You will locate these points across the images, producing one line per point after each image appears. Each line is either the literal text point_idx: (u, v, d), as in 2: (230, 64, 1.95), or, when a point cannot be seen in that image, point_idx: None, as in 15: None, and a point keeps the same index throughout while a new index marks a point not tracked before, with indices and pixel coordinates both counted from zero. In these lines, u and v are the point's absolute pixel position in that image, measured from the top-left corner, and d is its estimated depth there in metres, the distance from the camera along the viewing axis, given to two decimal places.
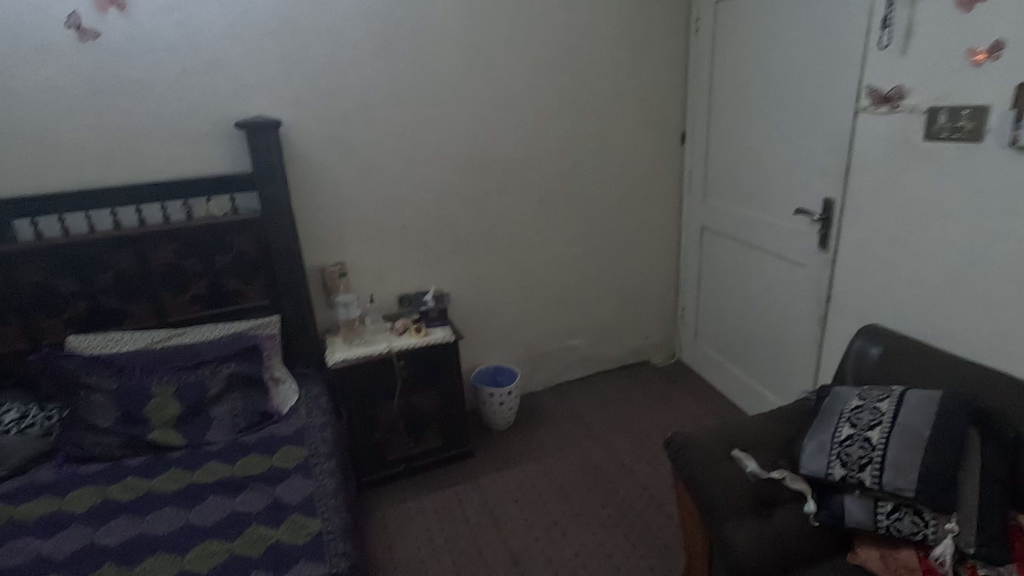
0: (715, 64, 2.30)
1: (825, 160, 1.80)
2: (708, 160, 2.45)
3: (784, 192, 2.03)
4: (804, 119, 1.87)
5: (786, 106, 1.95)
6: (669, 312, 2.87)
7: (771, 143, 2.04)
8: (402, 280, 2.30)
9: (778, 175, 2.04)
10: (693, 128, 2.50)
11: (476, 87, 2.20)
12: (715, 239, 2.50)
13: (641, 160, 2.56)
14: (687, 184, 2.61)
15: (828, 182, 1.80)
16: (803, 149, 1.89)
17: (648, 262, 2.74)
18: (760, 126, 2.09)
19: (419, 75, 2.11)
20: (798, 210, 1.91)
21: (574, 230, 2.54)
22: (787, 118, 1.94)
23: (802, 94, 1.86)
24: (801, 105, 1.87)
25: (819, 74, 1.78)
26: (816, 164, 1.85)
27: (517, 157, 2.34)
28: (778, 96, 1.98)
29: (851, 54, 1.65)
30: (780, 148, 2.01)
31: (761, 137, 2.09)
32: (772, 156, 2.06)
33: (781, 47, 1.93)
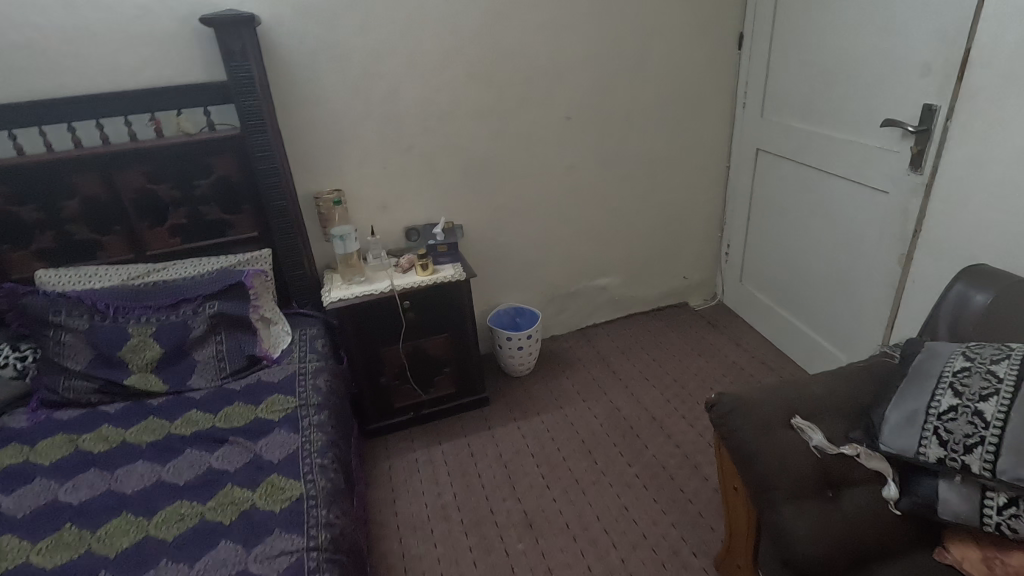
0: None
1: (939, 51, 1.41)
2: (772, 65, 2.04)
3: (869, 99, 1.65)
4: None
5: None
6: (712, 249, 2.55)
7: (862, 35, 1.64)
8: (409, 210, 2.04)
9: (867, 78, 1.64)
10: (755, 27, 2.08)
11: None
12: (774, 163, 2.13)
13: (689, 67, 2.16)
14: (742, 97, 2.22)
15: (941, 81, 1.41)
16: (907, 39, 1.49)
17: (690, 192, 2.40)
18: (849, 12, 1.67)
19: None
20: (887, 122, 1.54)
21: (607, 153, 2.21)
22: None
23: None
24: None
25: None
26: (923, 60, 1.46)
27: (542, 63, 1.98)
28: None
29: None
30: (872, 42, 1.61)
31: (848, 28, 1.68)
32: (859, 54, 1.66)
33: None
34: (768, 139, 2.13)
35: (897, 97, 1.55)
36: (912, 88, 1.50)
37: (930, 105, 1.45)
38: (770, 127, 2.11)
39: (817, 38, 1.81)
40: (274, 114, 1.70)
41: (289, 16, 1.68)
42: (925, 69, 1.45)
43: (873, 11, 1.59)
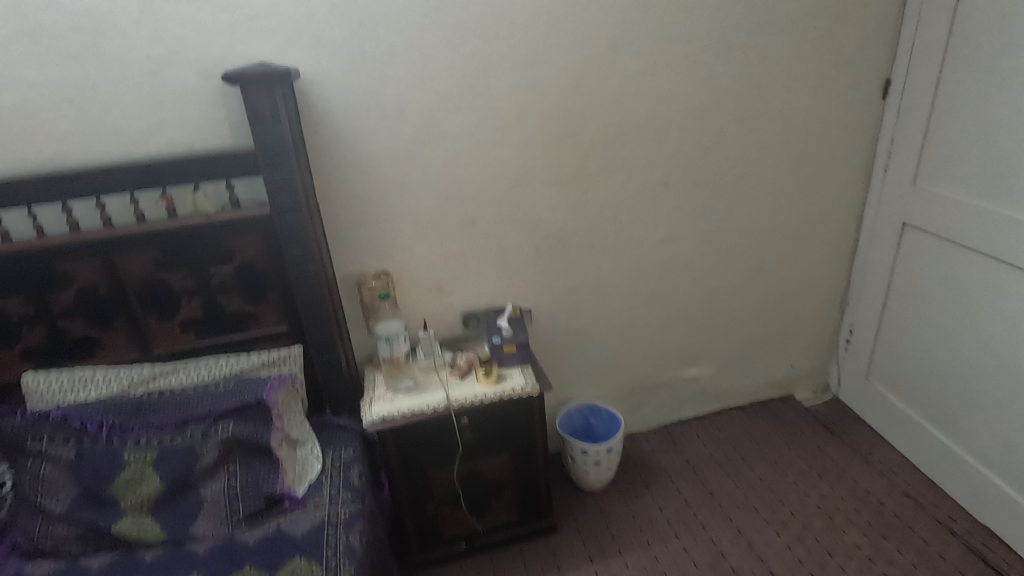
0: None
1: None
2: (940, 122, 1.60)
3: None
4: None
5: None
6: (827, 334, 2.09)
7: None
8: (468, 293, 1.69)
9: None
10: (913, 72, 1.64)
11: (585, 10, 1.46)
12: (936, 244, 1.68)
13: (818, 121, 1.74)
14: (885, 157, 1.78)
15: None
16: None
17: (807, 269, 1.96)
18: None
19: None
20: None
21: (712, 223, 1.80)
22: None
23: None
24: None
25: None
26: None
27: (640, 118, 1.60)
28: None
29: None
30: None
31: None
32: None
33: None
34: (926, 213, 1.69)
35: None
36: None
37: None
38: (931, 198, 1.67)
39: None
40: (313, 187, 1.38)
41: (334, 67, 1.36)
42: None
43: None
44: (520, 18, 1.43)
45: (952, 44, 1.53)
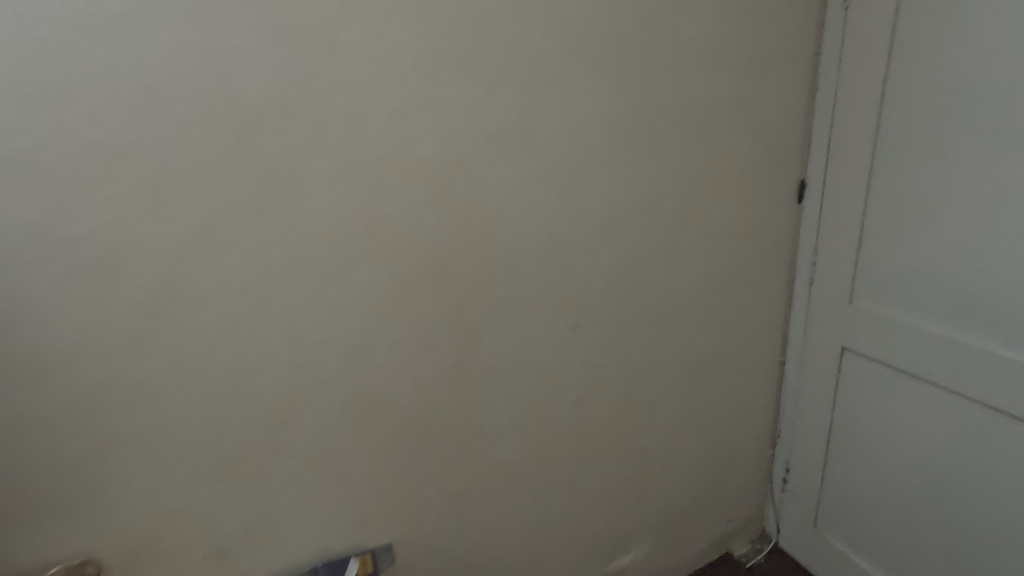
0: (912, 48, 1.20)
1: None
2: (876, 234, 1.34)
3: None
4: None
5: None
6: (761, 475, 1.72)
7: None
8: (277, 546, 0.99)
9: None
10: (836, 175, 1.39)
11: (448, 96, 0.94)
12: (886, 375, 1.38)
13: (739, 233, 1.40)
14: (810, 269, 1.50)
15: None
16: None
17: (738, 405, 1.58)
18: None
19: (310, 58, 0.82)
20: None
21: (634, 368, 1.33)
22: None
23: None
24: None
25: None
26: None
27: (537, 242, 1.10)
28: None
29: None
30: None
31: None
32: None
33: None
34: (869, 338, 1.39)
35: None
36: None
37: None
38: (874, 322, 1.38)
39: (994, 204, 1.13)
40: None
41: None
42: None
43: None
44: (343, 103, 0.86)
45: (881, 142, 1.29)
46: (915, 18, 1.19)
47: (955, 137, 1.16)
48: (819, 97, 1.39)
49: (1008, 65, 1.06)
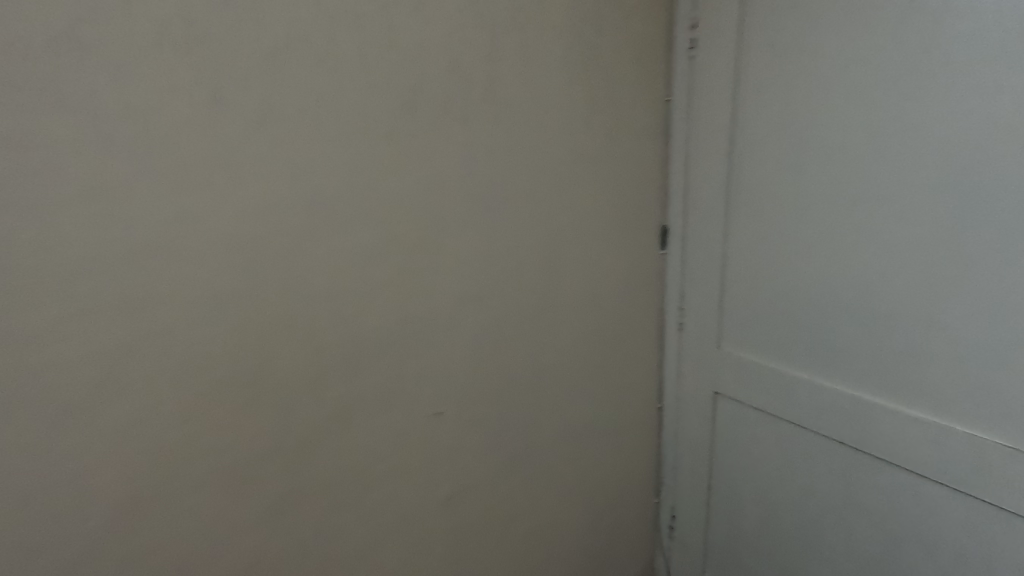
0: (752, 99, 1.23)
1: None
2: (735, 279, 1.35)
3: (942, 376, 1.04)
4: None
5: (1018, 187, 0.90)
6: (650, 525, 1.67)
7: (962, 259, 0.98)
8: None
9: (997, 329, 0.96)
10: (692, 223, 1.40)
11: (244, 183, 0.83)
12: (756, 419, 1.38)
13: (612, 284, 1.34)
14: (677, 314, 1.49)
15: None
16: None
17: (625, 459, 1.51)
18: (924, 215, 1.01)
19: (47, 134, 0.69)
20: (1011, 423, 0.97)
21: (510, 441, 1.20)
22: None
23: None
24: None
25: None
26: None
27: (376, 320, 0.98)
28: (987, 164, 0.93)
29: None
30: (994, 271, 0.95)
31: (922, 240, 1.02)
32: (963, 286, 0.99)
33: (999, 53, 0.89)
34: (737, 381, 1.39)
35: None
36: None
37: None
38: (738, 366, 1.38)
39: (836, 251, 1.15)
40: None
41: None
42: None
43: (985, 225, 0.95)
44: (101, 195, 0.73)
45: (730, 191, 1.31)
46: (752, 71, 1.22)
47: (792, 187, 1.19)
48: (673, 146, 1.40)
49: (837, 117, 1.10)
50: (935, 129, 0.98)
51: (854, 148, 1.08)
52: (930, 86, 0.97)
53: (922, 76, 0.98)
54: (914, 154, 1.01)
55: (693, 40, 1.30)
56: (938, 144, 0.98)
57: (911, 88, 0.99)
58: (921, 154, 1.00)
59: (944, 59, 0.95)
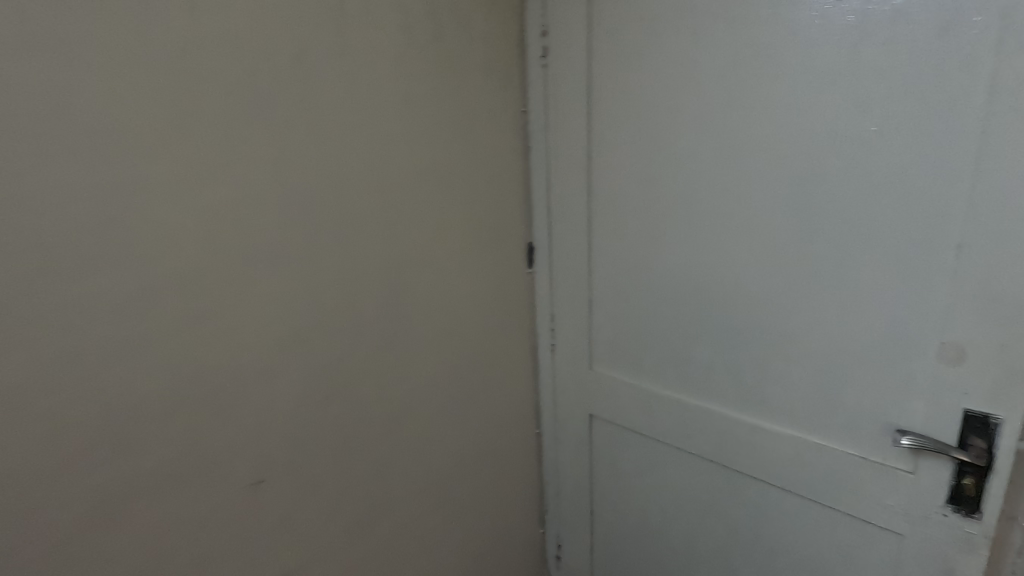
0: (605, 111, 1.18)
1: (1002, 327, 0.81)
2: (602, 297, 1.30)
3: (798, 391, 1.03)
4: (935, 224, 0.84)
5: (847, 202, 0.91)
6: (535, 553, 1.60)
7: (805, 273, 0.98)
8: None
9: (840, 342, 0.97)
10: (558, 240, 1.34)
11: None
12: (630, 440, 1.34)
13: (468, 309, 1.27)
14: (550, 335, 1.43)
15: (999, 367, 0.82)
16: (921, 292, 0.87)
17: (498, 490, 1.43)
18: (770, 230, 1.00)
19: None
20: (861, 434, 0.97)
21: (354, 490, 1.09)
22: (869, 222, 0.90)
23: (916, 177, 0.84)
24: (914, 202, 0.85)
25: (985, 131, 0.77)
26: (960, 338, 0.84)
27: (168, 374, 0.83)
28: (819, 179, 0.93)
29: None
30: (834, 285, 0.95)
31: (768, 255, 1.02)
32: (808, 300, 0.99)
33: (826, 69, 0.89)
34: (609, 403, 1.35)
35: (908, 383, 0.91)
36: (944, 376, 0.87)
37: (986, 416, 0.84)
38: (609, 387, 1.33)
39: (692, 268, 1.12)
40: None
41: None
42: (961, 353, 0.85)
43: (824, 239, 0.95)
44: None
45: (592, 207, 1.26)
46: (603, 82, 1.17)
47: (648, 203, 1.16)
48: (534, 159, 1.33)
49: (686, 131, 1.07)
50: (775, 143, 0.96)
51: (704, 162, 1.06)
52: (769, 99, 0.95)
53: (760, 90, 0.96)
54: (757, 169, 0.99)
55: (546, 48, 1.23)
56: (779, 158, 0.97)
57: (751, 102, 0.98)
58: (763, 168, 0.99)
59: (781, 72, 0.93)
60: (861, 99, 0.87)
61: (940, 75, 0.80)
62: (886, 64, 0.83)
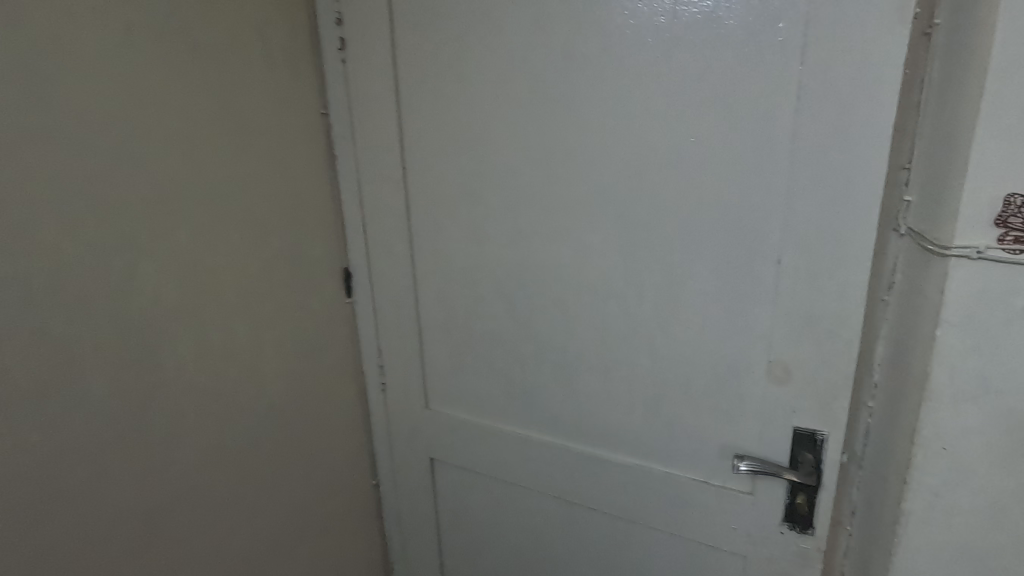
0: (416, 116, 1.02)
1: (816, 344, 0.79)
2: (430, 327, 1.15)
3: (634, 417, 0.97)
4: (754, 240, 0.80)
5: (668, 218, 0.85)
6: None
7: (637, 294, 0.91)
8: None
9: (674, 365, 0.91)
10: (377, 264, 1.16)
11: None
12: (473, 482, 1.21)
13: (264, 356, 1.05)
14: (378, 371, 1.24)
15: (820, 383, 0.80)
16: (745, 308, 0.83)
17: (325, 559, 1.23)
18: (600, 249, 0.92)
19: None
20: (695, 455, 0.94)
21: (135, 565, 0.87)
22: (695, 239, 0.84)
23: (733, 191, 0.80)
24: (733, 217, 0.81)
25: (795, 144, 0.74)
26: (784, 356, 0.82)
27: None
28: (642, 194, 0.86)
29: (945, 94, 0.67)
30: (666, 305, 0.89)
31: (600, 276, 0.93)
32: (643, 323, 0.92)
33: (642, 74, 0.81)
34: (447, 443, 1.20)
35: (741, 404, 0.87)
36: (772, 395, 0.84)
37: (812, 433, 0.83)
38: (446, 426, 1.19)
39: (522, 291, 1.01)
40: None
41: None
42: (785, 371, 0.82)
43: (653, 258, 0.88)
44: None
45: (412, 227, 1.10)
46: (410, 83, 1.01)
47: (470, 221, 1.03)
48: (342, 171, 1.13)
49: (505, 139, 0.94)
50: (598, 154, 0.88)
51: (526, 175, 0.94)
52: (589, 106, 0.86)
53: (578, 96, 0.86)
54: (582, 183, 0.90)
55: (343, 40, 1.04)
56: (603, 171, 0.88)
57: (570, 109, 0.88)
58: (588, 182, 0.89)
59: (598, 77, 0.84)
60: (678, 108, 0.80)
61: (750, 85, 0.75)
62: (699, 70, 0.78)
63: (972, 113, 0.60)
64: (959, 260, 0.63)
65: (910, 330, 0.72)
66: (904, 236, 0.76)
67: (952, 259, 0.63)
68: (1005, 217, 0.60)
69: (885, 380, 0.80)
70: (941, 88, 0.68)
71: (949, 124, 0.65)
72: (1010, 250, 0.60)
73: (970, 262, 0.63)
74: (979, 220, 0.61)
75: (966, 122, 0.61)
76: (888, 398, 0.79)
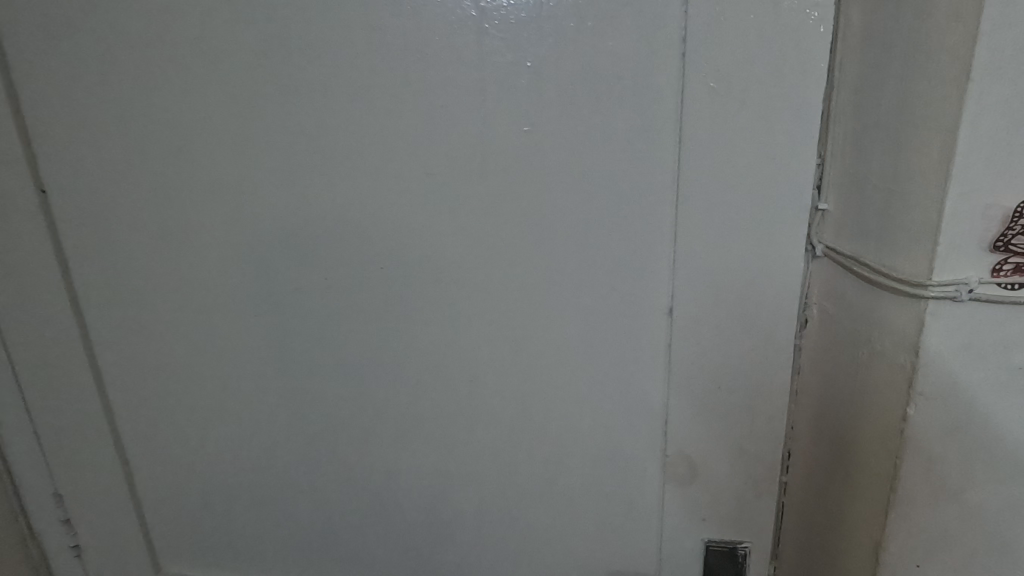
0: (50, 104, 0.57)
1: (726, 429, 0.55)
2: (143, 453, 0.70)
3: (480, 551, 0.65)
4: (634, 285, 0.53)
5: (499, 260, 0.54)
6: None
7: (468, 377, 0.59)
8: None
9: (533, 473, 0.61)
10: (27, 363, 0.68)
11: None
12: None
13: None
14: (64, 531, 0.75)
15: (735, 479, 0.56)
16: (622, 387, 0.56)
17: None
18: (411, 310, 0.59)
19: None
20: None
21: None
22: (546, 285, 0.55)
23: (593, 215, 0.51)
24: (596, 253, 0.52)
25: (681, 137, 0.48)
26: (684, 447, 0.56)
27: None
28: (454, 224, 0.54)
29: (878, 58, 0.44)
30: (512, 389, 0.58)
31: (408, 353, 0.59)
32: (483, 417, 0.60)
33: (430, 34, 0.49)
34: None
35: (631, 519, 0.60)
36: (674, 501, 0.58)
37: (732, 544, 0.59)
38: None
39: (286, 384, 0.63)
40: None
41: None
42: (690, 468, 0.56)
43: (488, 319, 0.57)
44: None
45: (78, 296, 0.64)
46: (24, 42, 0.55)
47: (178, 282, 0.61)
48: None
49: (222, 142, 0.55)
50: (385, 163, 0.53)
51: (270, 202, 0.56)
52: (358, 83, 0.51)
53: (336, 64, 0.51)
54: (367, 211, 0.55)
55: None
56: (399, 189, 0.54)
57: (324, 87, 0.52)
58: (373, 207, 0.55)
59: (363, 31, 0.49)
60: (503, 85, 0.49)
61: (601, 47, 0.47)
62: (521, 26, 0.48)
63: (943, 86, 0.39)
64: (938, 303, 0.41)
65: (851, 396, 0.50)
66: (820, 257, 0.53)
67: (930, 303, 0.42)
68: (1006, 237, 0.39)
69: (807, 457, 0.58)
70: (869, 43, 0.45)
71: (895, 98, 0.43)
72: (1012, 285, 0.40)
73: (954, 306, 0.41)
74: (966, 245, 0.40)
75: (940, 94, 0.39)
76: (818, 485, 0.56)
